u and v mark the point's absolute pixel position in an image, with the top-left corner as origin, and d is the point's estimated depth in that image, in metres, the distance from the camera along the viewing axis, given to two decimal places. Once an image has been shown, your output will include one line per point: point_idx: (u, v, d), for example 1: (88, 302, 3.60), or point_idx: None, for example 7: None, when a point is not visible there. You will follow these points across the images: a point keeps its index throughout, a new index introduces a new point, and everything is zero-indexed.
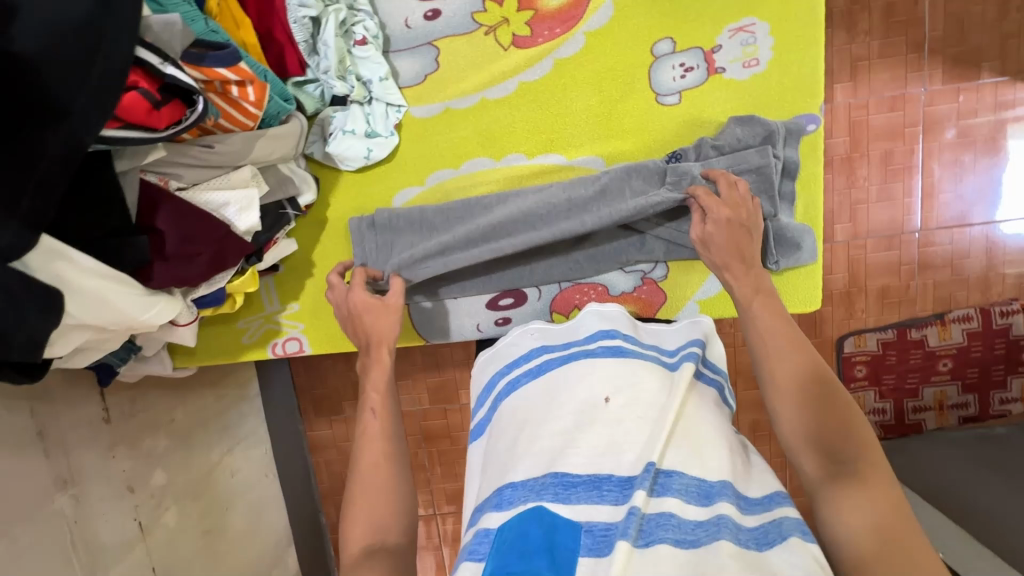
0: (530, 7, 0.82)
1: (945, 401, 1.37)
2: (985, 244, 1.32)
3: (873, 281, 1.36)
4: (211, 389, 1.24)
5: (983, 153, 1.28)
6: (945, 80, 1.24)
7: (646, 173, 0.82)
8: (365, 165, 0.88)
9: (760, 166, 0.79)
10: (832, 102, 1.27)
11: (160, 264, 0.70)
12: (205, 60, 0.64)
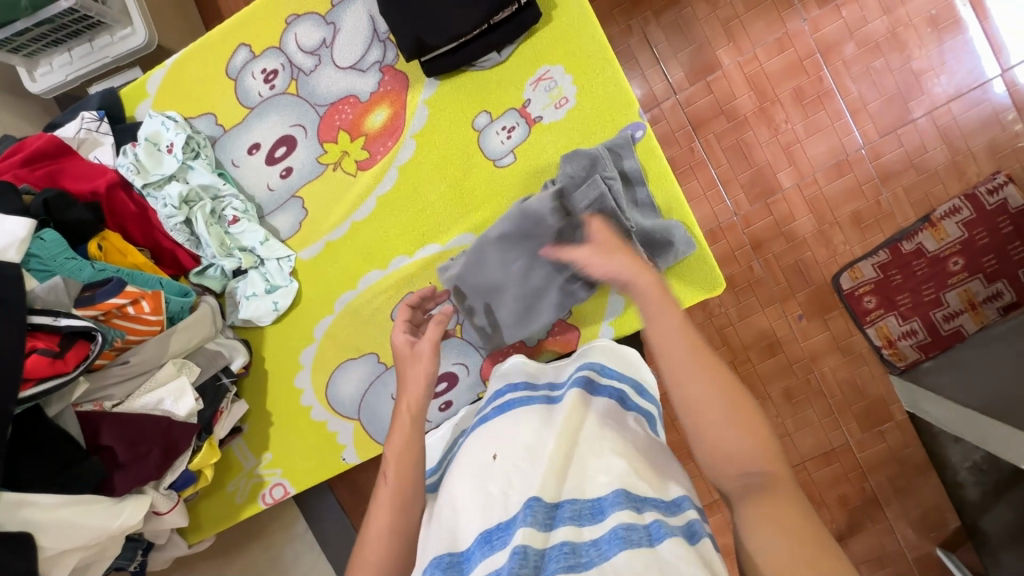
0: (360, 134, 0.93)
1: (974, 299, 1.28)
2: (937, 131, 1.28)
3: (842, 210, 1.33)
4: (258, 540, 1.28)
5: (892, 52, 1.28)
6: (820, 3, 1.29)
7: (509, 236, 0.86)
8: (278, 315, 0.97)
9: (596, 197, 0.82)
10: (723, 67, 1.33)
11: (120, 474, 0.80)
12: (96, 297, 0.76)
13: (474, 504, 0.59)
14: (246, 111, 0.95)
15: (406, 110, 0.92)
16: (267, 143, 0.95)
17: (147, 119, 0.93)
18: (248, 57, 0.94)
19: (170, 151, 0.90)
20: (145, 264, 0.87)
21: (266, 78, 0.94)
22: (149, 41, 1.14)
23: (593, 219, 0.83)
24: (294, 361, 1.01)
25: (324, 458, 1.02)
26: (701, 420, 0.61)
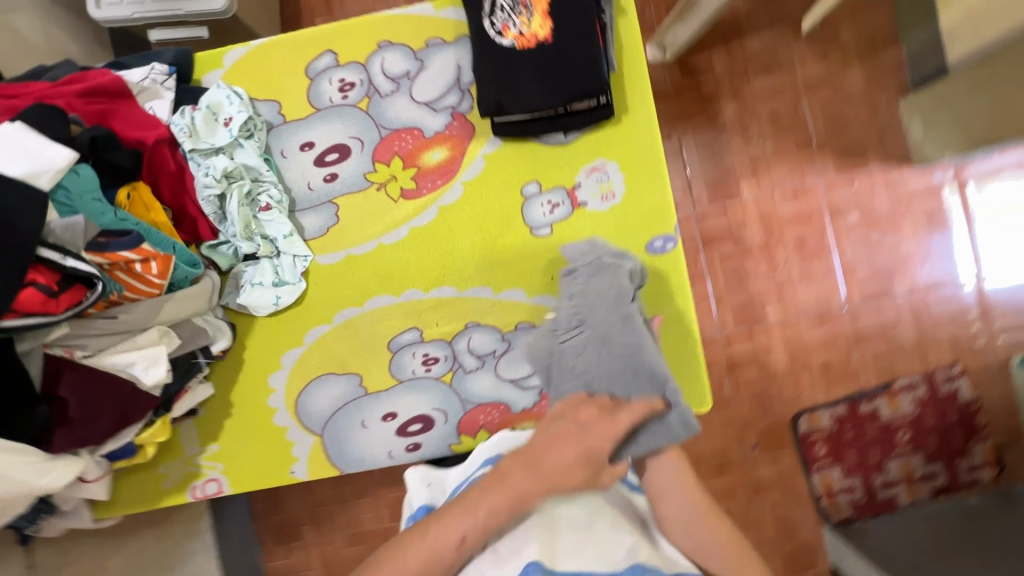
0: (413, 165, 0.96)
1: (912, 473, 1.36)
2: (912, 311, 1.39)
3: (815, 358, 1.41)
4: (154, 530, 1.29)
5: (889, 229, 1.40)
6: (838, 170, 1.41)
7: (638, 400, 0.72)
8: (276, 310, 0.96)
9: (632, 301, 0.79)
10: (742, 197, 1.43)
11: (63, 430, 0.76)
12: (108, 246, 0.74)
13: (483, 565, 0.61)
14: (311, 111, 0.97)
15: (464, 157, 0.95)
16: (321, 145, 0.97)
17: (214, 88, 0.93)
18: (330, 63, 0.98)
19: (227, 125, 0.91)
20: (165, 224, 0.85)
21: (341, 88, 0.97)
22: (230, 11, 1.28)
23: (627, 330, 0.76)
24: (273, 360, 0.98)
25: (273, 467, 0.99)
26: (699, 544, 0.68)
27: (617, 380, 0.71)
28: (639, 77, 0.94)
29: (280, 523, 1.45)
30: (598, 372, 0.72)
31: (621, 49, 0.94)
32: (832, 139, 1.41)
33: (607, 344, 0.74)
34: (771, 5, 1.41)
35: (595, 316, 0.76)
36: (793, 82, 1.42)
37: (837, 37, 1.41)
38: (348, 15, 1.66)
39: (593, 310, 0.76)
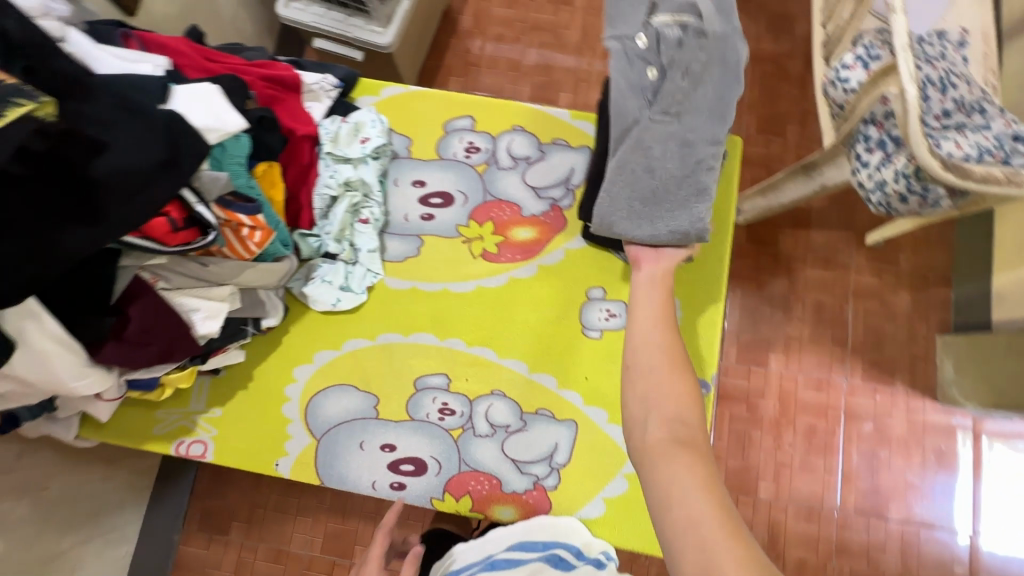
0: (502, 234, 1.05)
1: None
2: (901, 542, 1.37)
3: (792, 551, 1.38)
4: (102, 466, 1.38)
5: (898, 452, 1.42)
6: (864, 377, 1.46)
7: (689, 192, 0.86)
8: (330, 310, 1.03)
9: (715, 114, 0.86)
10: (768, 367, 1.48)
11: (113, 344, 0.79)
12: (231, 206, 0.83)
13: None
14: (434, 156, 1.09)
15: (549, 243, 1.04)
16: (430, 187, 1.08)
17: (364, 110, 1.07)
18: (466, 126, 1.11)
19: (363, 142, 1.03)
20: (279, 204, 0.94)
21: (466, 148, 1.09)
22: (389, 49, 1.53)
23: (699, 134, 0.85)
24: (307, 353, 1.03)
25: (262, 452, 1.00)
26: (651, 369, 0.75)
27: (677, 182, 0.86)
28: (723, 236, 1.04)
29: (212, 508, 1.60)
30: (669, 167, 0.85)
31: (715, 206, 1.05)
32: (866, 348, 1.48)
33: (686, 144, 0.85)
34: (843, 211, 1.55)
35: (692, 111, 0.85)
36: (845, 283, 1.51)
37: (896, 260, 1.51)
38: (480, 85, 1.87)
39: (693, 111, 0.85)
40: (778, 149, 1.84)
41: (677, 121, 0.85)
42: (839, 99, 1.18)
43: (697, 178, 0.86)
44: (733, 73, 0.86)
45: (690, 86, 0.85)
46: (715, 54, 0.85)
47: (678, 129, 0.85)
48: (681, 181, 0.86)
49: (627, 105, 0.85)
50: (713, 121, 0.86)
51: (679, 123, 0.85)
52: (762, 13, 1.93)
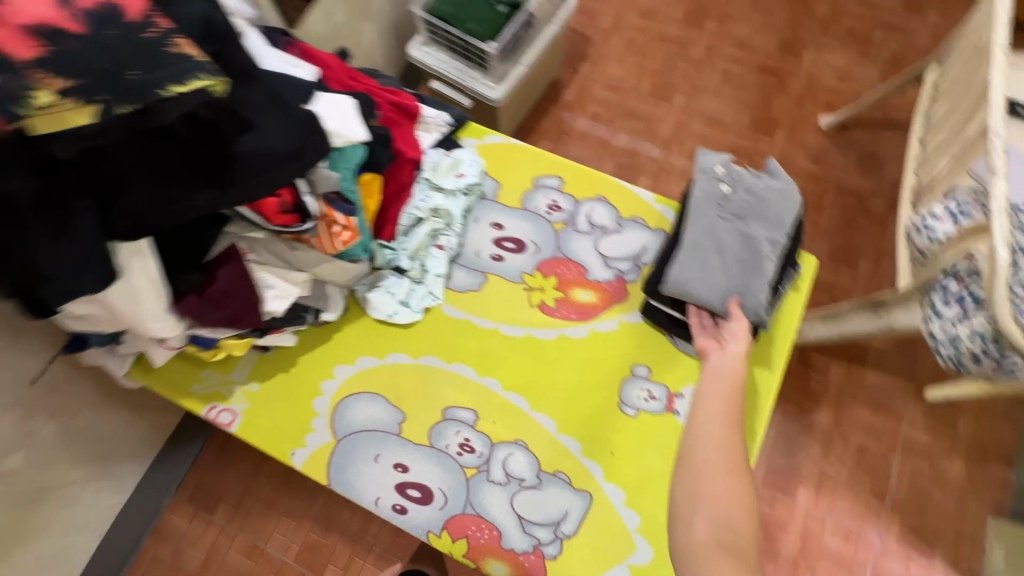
0: (563, 291, 1.08)
1: None
2: None
3: None
4: (129, 412, 1.45)
5: None
6: (900, 541, 1.35)
7: (750, 278, 0.97)
8: (385, 320, 1.07)
9: (776, 220, 0.99)
10: (795, 499, 1.39)
11: (193, 298, 0.86)
12: (333, 204, 0.92)
13: None
14: (518, 205, 1.15)
15: (606, 311, 1.07)
16: (507, 231, 1.14)
17: (466, 150, 1.16)
18: (554, 185, 1.17)
19: (458, 177, 1.11)
20: (370, 213, 1.02)
21: (549, 204, 1.15)
22: (495, 102, 1.74)
23: (759, 234, 0.98)
24: (351, 354, 1.07)
25: (283, 438, 1.02)
26: (706, 466, 0.78)
27: (738, 267, 0.98)
28: (782, 345, 1.03)
29: (204, 485, 1.65)
30: (734, 255, 0.98)
31: (780, 315, 1.05)
32: (907, 510, 1.37)
33: (749, 240, 0.98)
34: (906, 358, 1.49)
35: (754, 216, 1.00)
36: (896, 433, 1.43)
37: (954, 423, 1.43)
38: (568, 152, 1.98)
39: (756, 216, 0.99)
40: (846, 280, 1.82)
41: (743, 223, 1.00)
42: (923, 247, 1.17)
43: (758, 268, 0.97)
44: (791, 195, 1.01)
45: (754, 198, 1.01)
46: (776, 181, 1.02)
47: (741, 228, 0.99)
48: (742, 268, 0.98)
49: (701, 203, 1.02)
50: (774, 226, 0.99)
51: (744, 224, 0.99)
52: (853, 148, 1.97)
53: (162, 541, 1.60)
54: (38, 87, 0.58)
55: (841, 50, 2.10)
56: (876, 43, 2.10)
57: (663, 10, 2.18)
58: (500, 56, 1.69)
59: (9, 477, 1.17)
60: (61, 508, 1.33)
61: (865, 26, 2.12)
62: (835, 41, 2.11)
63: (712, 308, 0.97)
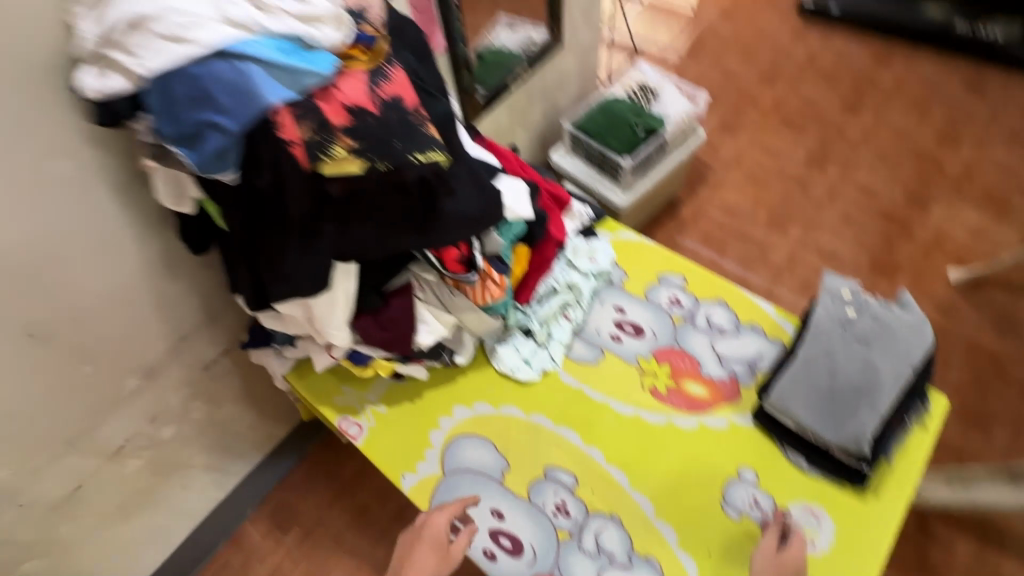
0: (675, 380, 1.14)
1: None
2: None
3: None
4: (254, 417, 1.63)
5: None
6: None
7: (863, 406, 0.97)
8: (506, 374, 1.18)
9: (902, 355, 0.99)
10: None
11: (368, 317, 1.05)
12: (493, 264, 1.09)
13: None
14: (641, 295, 1.26)
15: (717, 409, 1.10)
16: (627, 316, 1.24)
17: (601, 241, 1.31)
18: (678, 283, 1.27)
19: (592, 263, 1.27)
20: (514, 277, 1.17)
21: (670, 299, 1.24)
22: (619, 207, 1.94)
23: (881, 363, 0.98)
24: (470, 398, 1.17)
25: (397, 462, 1.12)
26: None
27: (853, 391, 0.98)
28: (906, 482, 0.99)
29: (283, 505, 1.76)
30: (851, 378, 0.99)
31: (906, 449, 1.01)
32: None
33: (869, 367, 0.98)
34: None
35: (878, 344, 1.00)
36: None
37: None
38: None
39: (880, 345, 1.00)
40: (976, 445, 1.67)
41: (866, 348, 1.00)
42: None
43: (873, 397, 0.97)
44: (922, 333, 1.01)
45: (881, 327, 1.02)
46: (908, 317, 1.03)
47: (863, 353, 1.00)
48: (856, 393, 0.97)
49: (823, 322, 1.05)
50: (899, 360, 0.99)
51: (868, 349, 1.00)
52: (987, 307, 1.89)
53: (236, 550, 1.70)
54: (336, 143, 0.80)
55: (973, 210, 2.09)
56: (1015, 209, 2.08)
57: (787, 150, 2.33)
58: (632, 170, 1.92)
59: (160, 445, 1.39)
60: (178, 490, 1.52)
61: (1003, 191, 2.11)
62: (968, 201, 2.11)
63: (815, 426, 0.99)
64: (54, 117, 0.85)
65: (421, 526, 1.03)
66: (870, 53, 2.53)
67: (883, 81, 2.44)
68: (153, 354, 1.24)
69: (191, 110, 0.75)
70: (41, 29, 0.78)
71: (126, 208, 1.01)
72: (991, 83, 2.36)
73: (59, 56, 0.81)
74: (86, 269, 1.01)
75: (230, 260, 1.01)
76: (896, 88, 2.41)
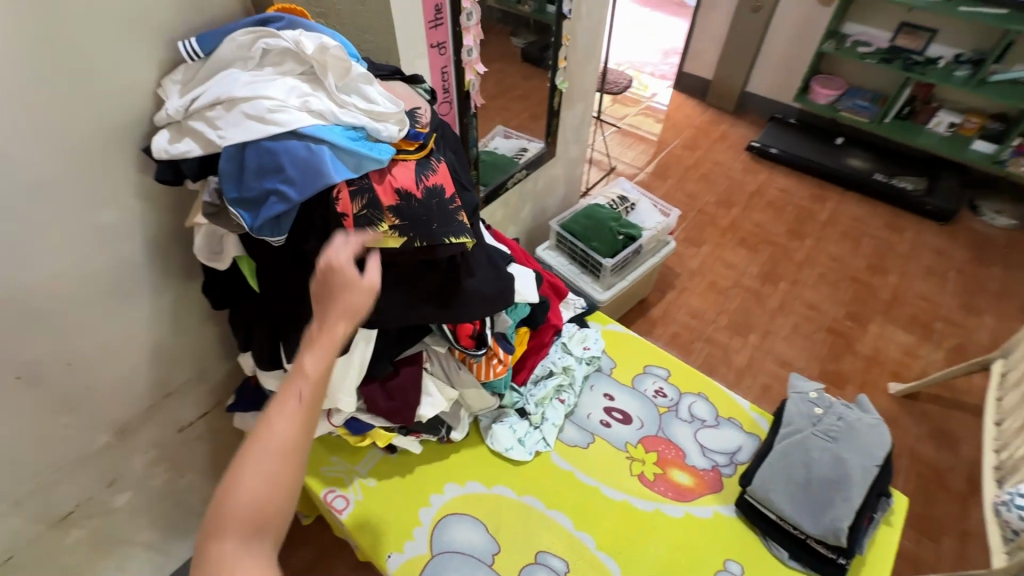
0: (662, 468, 1.19)
1: None
2: None
3: None
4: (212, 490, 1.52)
5: None
6: None
7: (838, 498, 1.04)
8: (499, 453, 1.19)
9: (867, 452, 1.09)
10: None
11: (376, 386, 1.07)
12: (500, 343, 1.16)
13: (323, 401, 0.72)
14: (628, 384, 1.34)
15: (701, 498, 1.15)
16: (616, 403, 1.31)
17: (592, 329, 1.42)
18: (662, 374, 1.36)
19: (585, 349, 1.35)
20: (515, 358, 1.23)
21: (656, 390, 1.33)
22: (600, 302, 2.08)
23: (850, 458, 1.08)
24: (462, 476, 1.17)
25: (383, 540, 1.09)
26: None
27: (826, 483, 1.06)
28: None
29: None
30: (824, 470, 1.07)
31: (872, 545, 1.09)
32: None
33: (839, 461, 1.07)
34: None
35: (846, 440, 1.10)
36: None
37: None
38: None
39: (847, 441, 1.10)
40: (929, 553, 1.75)
41: (835, 444, 1.10)
42: (1016, 523, 1.28)
43: (845, 489, 1.04)
44: (882, 433, 1.12)
45: (847, 425, 1.13)
46: (868, 418, 1.15)
47: (833, 448, 1.10)
48: (830, 485, 1.05)
49: (795, 419, 1.16)
50: (865, 457, 1.08)
51: (837, 445, 1.10)
52: (924, 420, 2.08)
53: None
54: (381, 222, 0.88)
55: (903, 331, 2.36)
56: (938, 333, 2.36)
57: (742, 265, 2.60)
58: (611, 270, 2.09)
59: (108, 514, 1.26)
60: (112, 571, 1.35)
61: (926, 317, 2.41)
62: (897, 323, 2.39)
63: (794, 516, 1.04)
64: (114, 170, 0.90)
65: (327, 271, 0.74)
66: (808, 191, 2.96)
67: (820, 215, 2.83)
68: (132, 410, 1.17)
69: (259, 175, 0.82)
70: (127, 97, 0.87)
71: (151, 258, 1.04)
72: (907, 225, 2.79)
73: (136, 120, 0.89)
74: (94, 314, 1.00)
75: (246, 318, 1.04)
76: (831, 222, 2.80)
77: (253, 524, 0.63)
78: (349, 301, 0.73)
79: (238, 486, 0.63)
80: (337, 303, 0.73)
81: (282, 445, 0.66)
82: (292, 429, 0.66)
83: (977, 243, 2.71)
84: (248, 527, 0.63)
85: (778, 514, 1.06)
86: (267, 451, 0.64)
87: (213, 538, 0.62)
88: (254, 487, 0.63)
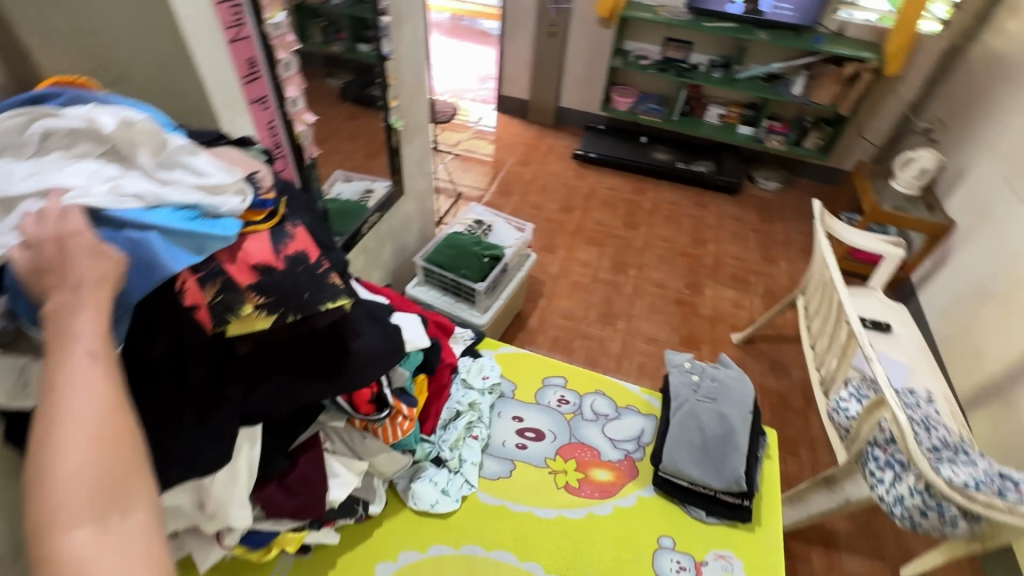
0: (583, 472, 1.24)
1: None
2: None
3: None
4: None
5: None
6: None
7: (731, 450, 1.19)
8: (426, 510, 1.13)
9: (740, 402, 1.27)
10: None
11: (273, 485, 0.94)
12: (401, 397, 1.10)
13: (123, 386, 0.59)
14: (533, 401, 1.38)
15: (623, 488, 1.22)
16: (526, 423, 1.33)
17: (486, 358, 1.43)
18: (560, 382, 1.42)
19: (485, 379, 1.36)
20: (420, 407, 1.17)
21: (558, 399, 1.39)
22: (482, 325, 2.10)
23: (729, 412, 1.25)
24: (392, 550, 1.09)
25: None
26: None
27: (718, 440, 1.21)
28: (773, 505, 1.22)
29: None
30: (713, 430, 1.22)
31: (764, 480, 1.26)
32: None
33: (722, 417, 1.24)
34: (871, 538, 1.71)
35: (723, 398, 1.28)
36: None
37: None
38: None
39: (723, 398, 1.28)
40: (795, 466, 2.10)
41: (715, 404, 1.27)
42: (845, 422, 1.60)
43: (733, 439, 1.21)
44: (745, 382, 1.32)
45: (719, 385, 1.31)
46: (732, 373, 1.34)
47: (714, 407, 1.26)
48: (721, 440, 1.21)
49: (680, 391, 1.31)
50: (739, 407, 1.26)
51: (717, 404, 1.26)
52: (763, 357, 2.49)
53: None
54: (243, 304, 0.78)
55: (729, 288, 2.81)
56: (754, 284, 2.84)
57: (596, 261, 2.85)
58: (485, 292, 2.13)
59: None
60: None
61: (742, 273, 2.90)
62: (724, 282, 2.83)
63: (703, 476, 1.16)
64: None
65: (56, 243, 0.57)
66: (631, 186, 3.36)
67: (645, 204, 3.24)
68: None
69: (35, 302, 0.60)
70: None
71: None
72: (709, 201, 3.33)
73: None
74: None
75: None
76: (655, 209, 3.22)
77: (99, 497, 0.53)
78: (99, 270, 0.59)
79: (46, 472, 0.51)
80: (81, 271, 0.58)
81: (93, 418, 0.54)
82: (101, 396, 0.54)
83: (759, 206, 3.34)
84: (93, 500, 0.52)
85: (690, 479, 1.17)
86: (71, 423, 0.52)
87: (49, 528, 0.50)
88: (79, 461, 0.52)
